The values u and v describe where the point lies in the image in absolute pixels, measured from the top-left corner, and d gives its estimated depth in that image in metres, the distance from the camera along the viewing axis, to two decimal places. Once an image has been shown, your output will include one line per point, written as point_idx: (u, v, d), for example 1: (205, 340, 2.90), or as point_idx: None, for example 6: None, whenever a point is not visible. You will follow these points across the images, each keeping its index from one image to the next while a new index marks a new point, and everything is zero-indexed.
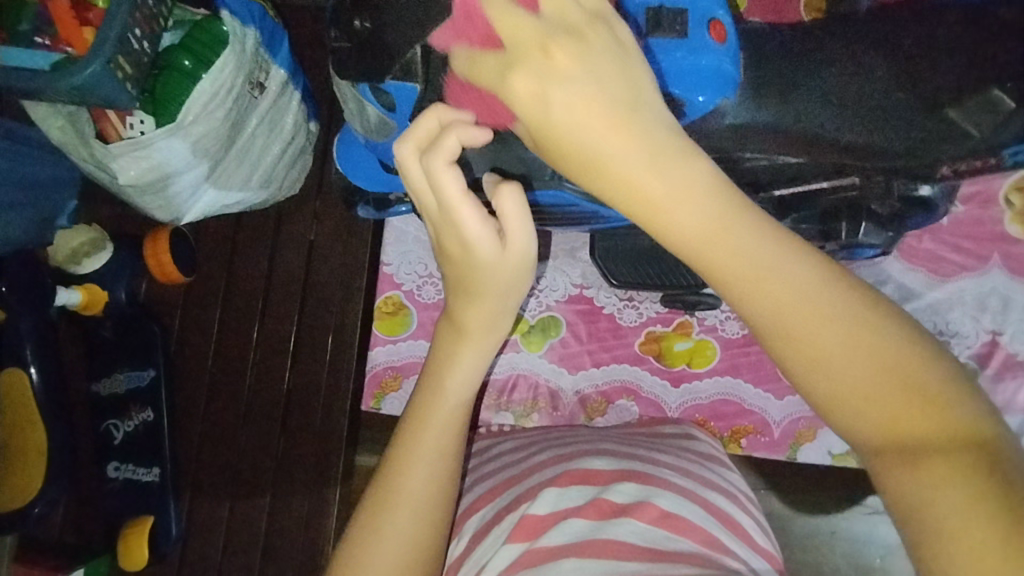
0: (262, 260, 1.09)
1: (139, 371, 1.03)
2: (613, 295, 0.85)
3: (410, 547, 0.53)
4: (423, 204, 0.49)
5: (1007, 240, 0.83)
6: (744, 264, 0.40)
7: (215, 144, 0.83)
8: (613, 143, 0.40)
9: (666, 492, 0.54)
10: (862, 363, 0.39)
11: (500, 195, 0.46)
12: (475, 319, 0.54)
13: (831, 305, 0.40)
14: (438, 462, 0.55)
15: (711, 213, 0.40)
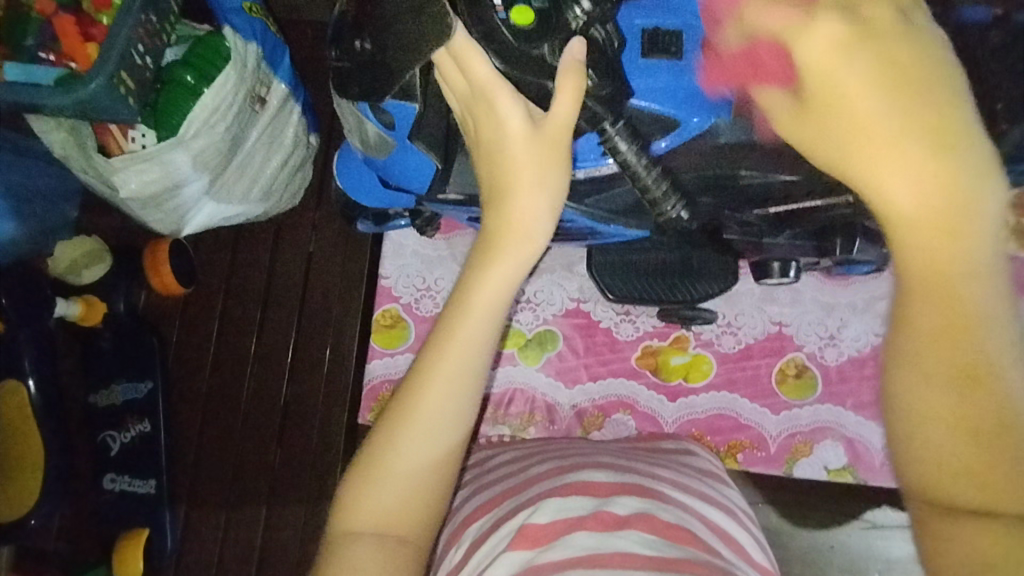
0: (262, 271, 1.09)
1: (136, 383, 1.04)
2: (610, 310, 0.85)
3: (427, 469, 0.51)
4: (455, 88, 0.50)
5: None
6: (929, 182, 0.42)
7: (217, 157, 0.84)
8: (880, 143, 0.43)
9: (663, 505, 0.54)
10: (948, 356, 0.43)
11: (563, 78, 0.46)
12: (515, 214, 0.51)
13: (974, 296, 0.43)
14: (458, 385, 0.51)
15: (942, 201, 0.42)
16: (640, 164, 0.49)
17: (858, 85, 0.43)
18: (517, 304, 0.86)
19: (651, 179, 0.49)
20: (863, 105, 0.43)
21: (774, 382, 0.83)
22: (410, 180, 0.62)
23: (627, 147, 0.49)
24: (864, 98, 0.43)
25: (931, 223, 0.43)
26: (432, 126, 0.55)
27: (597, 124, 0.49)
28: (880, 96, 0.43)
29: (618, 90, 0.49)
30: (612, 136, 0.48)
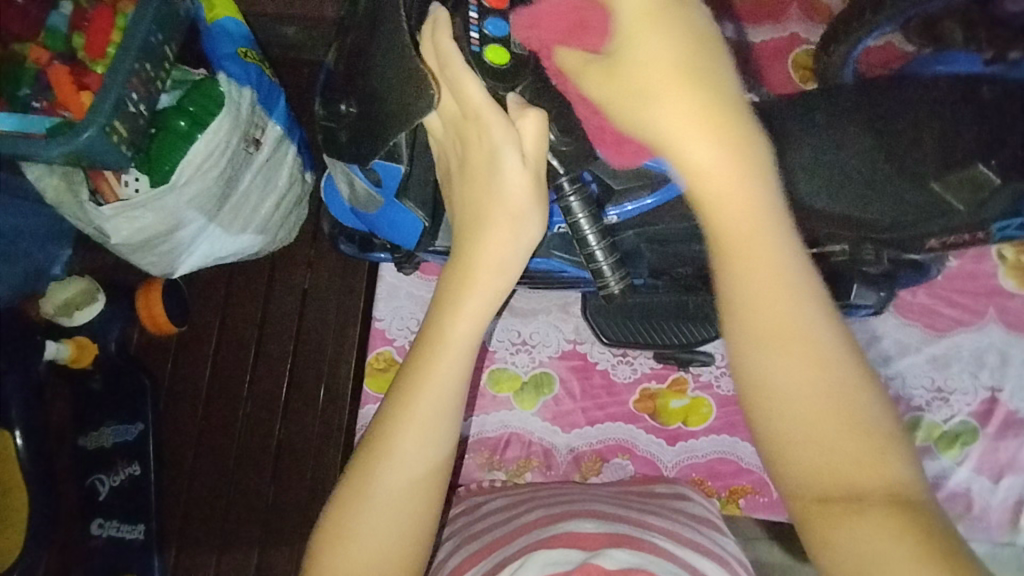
0: (255, 309, 1.09)
1: (127, 425, 1.02)
2: (607, 352, 0.84)
3: (400, 521, 0.49)
4: (446, 113, 0.48)
5: (1002, 294, 0.83)
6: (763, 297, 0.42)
7: (211, 200, 0.84)
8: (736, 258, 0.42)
9: (657, 560, 0.52)
10: (823, 377, 0.41)
11: (523, 117, 0.46)
12: (488, 249, 0.49)
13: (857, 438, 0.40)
14: (435, 425, 0.49)
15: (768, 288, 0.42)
16: (592, 232, 0.48)
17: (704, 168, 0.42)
18: (512, 347, 0.84)
19: (601, 248, 0.48)
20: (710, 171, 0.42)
21: None
22: (398, 233, 0.61)
23: (582, 213, 0.48)
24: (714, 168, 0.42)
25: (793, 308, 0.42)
26: (419, 182, 0.56)
27: (554, 180, 0.49)
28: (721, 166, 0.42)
29: (581, 148, 0.49)
30: (568, 196, 0.48)
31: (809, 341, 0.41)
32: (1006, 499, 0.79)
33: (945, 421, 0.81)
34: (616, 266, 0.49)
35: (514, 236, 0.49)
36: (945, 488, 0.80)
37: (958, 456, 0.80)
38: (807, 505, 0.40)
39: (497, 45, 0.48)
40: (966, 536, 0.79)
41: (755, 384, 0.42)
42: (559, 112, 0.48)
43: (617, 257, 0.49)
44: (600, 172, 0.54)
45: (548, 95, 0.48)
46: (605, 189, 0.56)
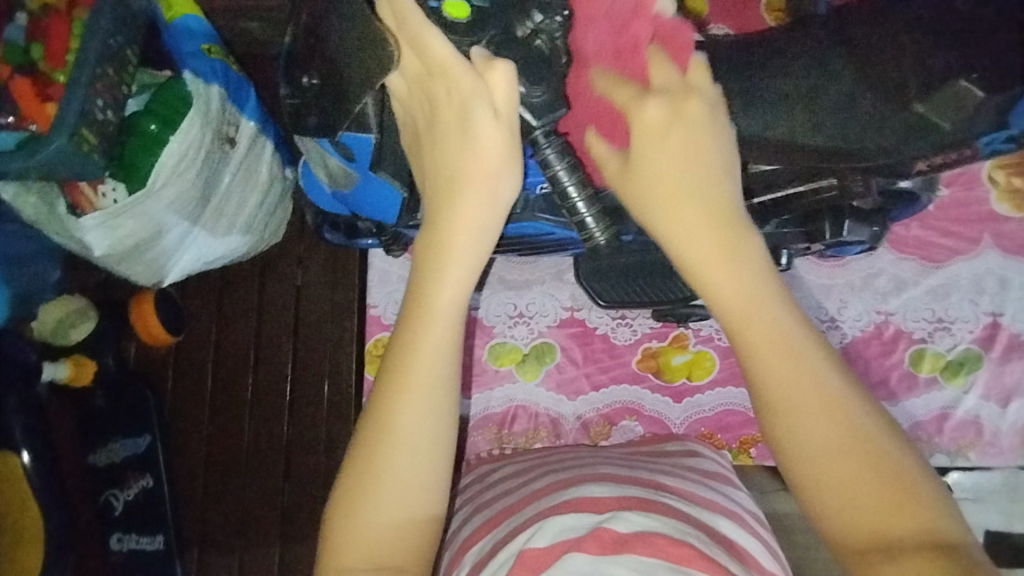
0: (250, 311, 1.08)
1: (135, 438, 1.03)
2: (605, 315, 0.83)
3: (411, 497, 0.49)
4: (408, 69, 0.49)
5: (996, 219, 0.82)
6: (782, 368, 0.45)
7: (191, 203, 0.83)
8: (754, 333, 0.46)
9: (673, 522, 0.51)
10: (847, 435, 0.44)
11: (491, 69, 0.46)
12: (465, 213, 0.50)
13: (892, 487, 0.42)
14: (431, 397, 0.50)
15: (788, 357, 0.45)
16: (572, 183, 0.48)
17: (705, 259, 0.48)
18: (510, 320, 0.84)
19: (583, 200, 0.49)
20: (711, 259, 0.47)
21: None
22: (379, 209, 0.61)
23: (559, 165, 0.48)
24: (713, 255, 0.47)
25: (815, 374, 0.45)
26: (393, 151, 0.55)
27: (529, 134, 0.49)
28: (715, 251, 0.47)
29: (554, 95, 0.48)
30: (544, 149, 0.48)
31: (831, 411, 0.44)
32: (1016, 422, 0.79)
33: (948, 351, 0.81)
34: (600, 217, 0.50)
35: (489, 190, 0.50)
36: (953, 418, 0.80)
37: (964, 384, 0.80)
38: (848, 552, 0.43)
39: (456, 1, 0.48)
40: (979, 462, 0.79)
41: (788, 443, 0.45)
42: (524, 66, 0.48)
43: (599, 207, 0.50)
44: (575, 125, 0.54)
45: (514, 50, 0.48)
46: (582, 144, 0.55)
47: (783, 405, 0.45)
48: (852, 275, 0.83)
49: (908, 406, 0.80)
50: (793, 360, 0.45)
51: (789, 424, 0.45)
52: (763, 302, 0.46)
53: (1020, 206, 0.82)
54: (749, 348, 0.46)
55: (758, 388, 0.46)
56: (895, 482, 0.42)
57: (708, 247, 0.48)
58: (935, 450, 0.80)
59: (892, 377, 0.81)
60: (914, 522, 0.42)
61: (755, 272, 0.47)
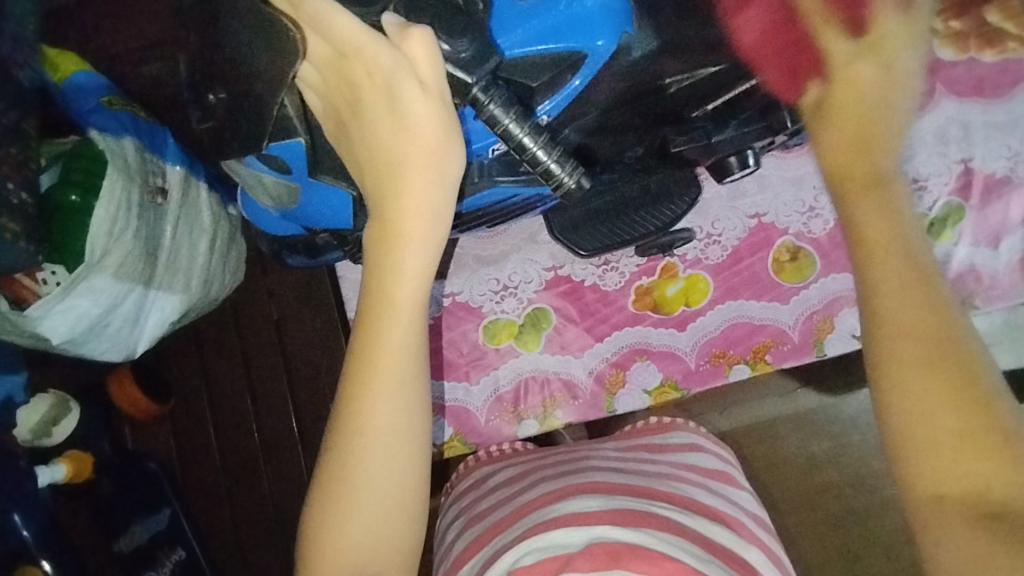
0: (236, 359, 1.06)
1: (153, 517, 0.99)
2: (589, 265, 0.81)
3: (390, 497, 0.50)
4: (320, 54, 0.46)
5: (944, 66, 0.81)
6: (916, 306, 0.45)
7: (138, 265, 0.79)
8: (874, 270, 0.46)
9: (661, 535, 0.55)
10: (955, 379, 0.43)
11: (408, 36, 0.42)
12: (408, 197, 0.48)
13: (992, 424, 0.42)
14: (405, 392, 0.50)
15: (931, 305, 0.45)
16: (524, 133, 0.44)
17: (858, 216, 0.48)
18: (497, 296, 0.81)
19: (542, 148, 0.45)
20: (862, 211, 0.48)
21: (774, 274, 0.80)
22: (329, 216, 0.58)
23: (507, 118, 0.44)
24: (859, 199, 0.49)
25: (939, 324, 0.44)
26: (326, 150, 0.52)
27: (468, 94, 0.44)
28: (868, 200, 0.49)
29: (482, 47, 0.44)
30: (487, 105, 0.44)
31: (960, 372, 0.43)
32: (1011, 260, 0.79)
33: (929, 209, 0.80)
34: (564, 162, 0.46)
35: (433, 168, 0.47)
36: (950, 272, 0.80)
37: (952, 237, 0.80)
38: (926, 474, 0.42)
39: None
40: (984, 308, 0.80)
41: (885, 373, 0.44)
42: (438, 22, 0.43)
43: (561, 151, 0.46)
44: (507, 77, 0.49)
45: (426, 6, 0.44)
46: (522, 89, 0.50)
47: (899, 347, 0.44)
48: None
49: None
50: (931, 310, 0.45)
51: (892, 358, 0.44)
52: (915, 264, 0.46)
53: (962, 49, 0.81)
54: (878, 285, 0.46)
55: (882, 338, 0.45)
56: (999, 440, 0.41)
57: (863, 193, 0.49)
58: None
59: None
60: (995, 457, 0.41)
61: (894, 215, 0.48)
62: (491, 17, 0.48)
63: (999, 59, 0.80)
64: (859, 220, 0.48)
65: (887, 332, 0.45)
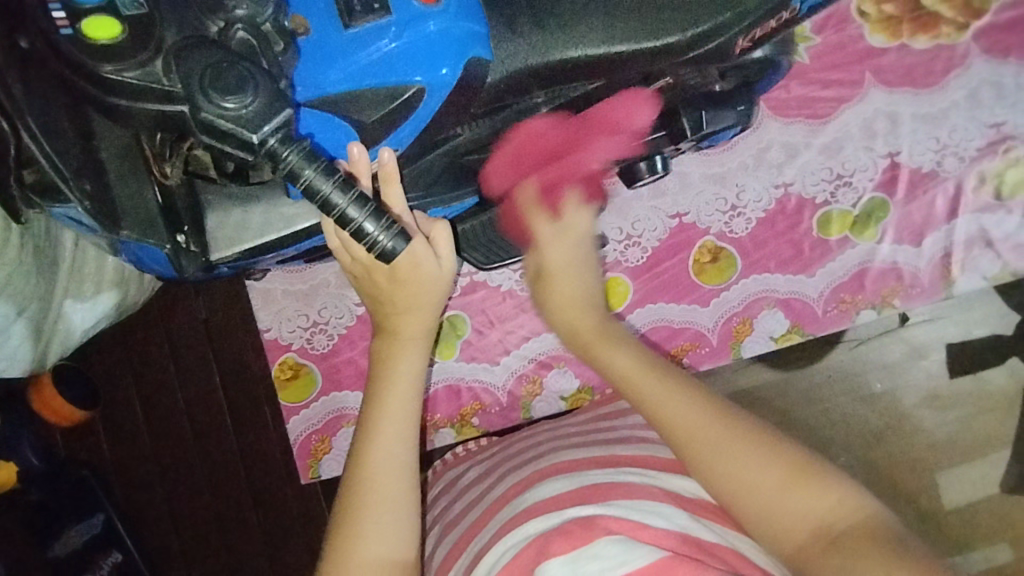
0: (165, 364, 1.01)
1: (88, 521, 0.98)
2: (505, 271, 0.78)
3: (396, 468, 0.53)
4: (361, 259, 0.55)
5: (874, 54, 0.77)
6: (685, 404, 0.52)
7: (31, 278, 0.73)
8: (635, 367, 0.56)
9: (629, 503, 0.50)
10: (747, 450, 0.49)
11: (436, 231, 0.57)
12: (407, 325, 0.58)
13: (787, 475, 0.47)
14: (411, 364, 0.57)
15: (693, 407, 0.52)
16: (329, 186, 0.40)
17: (631, 370, 0.55)
18: None
19: (351, 206, 0.41)
20: (633, 367, 0.56)
21: (693, 275, 0.79)
22: (155, 263, 0.54)
23: (309, 169, 0.40)
24: (628, 359, 0.56)
25: (711, 412, 0.51)
26: (130, 200, 0.48)
27: (260, 148, 0.39)
28: (597, 335, 0.59)
29: (269, 95, 0.39)
30: (284, 155, 0.40)
31: (737, 431, 0.50)
32: (933, 257, 0.78)
33: (854, 206, 0.78)
34: (378, 219, 0.42)
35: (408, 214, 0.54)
36: (872, 270, 0.78)
37: (875, 236, 0.78)
38: (792, 544, 0.45)
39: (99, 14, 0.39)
40: (904, 307, 0.78)
41: (708, 466, 0.49)
42: (213, 73, 0.38)
43: (374, 206, 0.42)
44: (327, 112, 0.47)
45: (203, 52, 0.39)
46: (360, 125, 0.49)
47: (702, 458, 0.49)
48: (743, 155, 0.78)
49: (826, 272, 0.78)
50: (684, 393, 0.53)
51: (708, 463, 0.49)
52: (653, 366, 0.56)
53: (895, 34, 0.77)
54: (652, 401, 0.53)
55: (677, 439, 0.51)
56: (796, 465, 0.48)
57: (627, 358, 0.56)
58: (860, 308, 0.78)
59: (805, 248, 0.78)
60: (819, 498, 0.46)
61: (630, 343, 0.58)
62: (302, 52, 0.45)
63: (931, 45, 0.77)
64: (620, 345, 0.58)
65: (678, 430, 0.51)
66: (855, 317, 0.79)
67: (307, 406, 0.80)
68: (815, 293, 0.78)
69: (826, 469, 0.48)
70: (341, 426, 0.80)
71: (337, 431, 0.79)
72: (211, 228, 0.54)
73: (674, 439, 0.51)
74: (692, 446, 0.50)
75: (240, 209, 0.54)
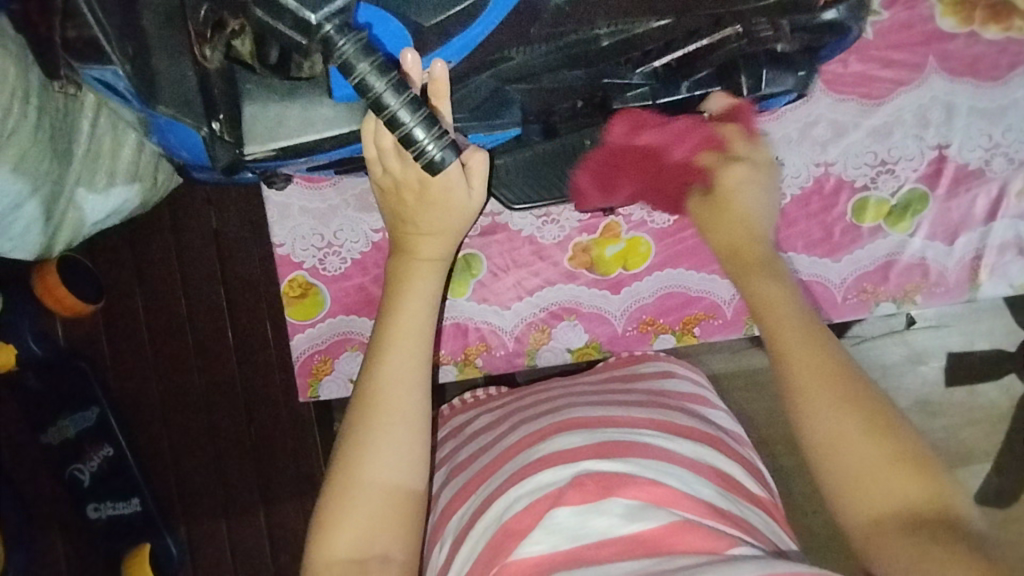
0: (172, 268, 1.00)
1: (82, 412, 0.99)
2: (528, 216, 0.76)
3: (403, 387, 0.52)
4: (394, 175, 0.55)
5: (941, 37, 0.74)
6: (813, 360, 0.51)
7: (46, 158, 0.70)
8: (767, 314, 0.56)
9: (647, 463, 0.51)
10: (865, 424, 0.47)
11: (472, 156, 0.56)
12: (425, 248, 0.58)
13: (890, 457, 0.46)
14: (422, 285, 0.57)
15: (826, 367, 0.50)
16: (382, 86, 0.39)
17: (768, 303, 0.56)
18: None
19: (404, 108, 0.40)
20: (770, 308, 0.56)
21: None
22: (189, 151, 0.53)
23: (363, 62, 0.39)
24: (769, 301, 0.56)
25: (839, 379, 0.50)
26: (167, 81, 0.47)
27: (317, 33, 0.39)
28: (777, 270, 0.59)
29: None
30: (339, 46, 0.39)
31: (864, 401, 0.48)
32: (963, 257, 0.76)
33: (892, 195, 0.76)
34: (429, 126, 0.41)
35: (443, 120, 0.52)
36: (899, 263, 0.77)
37: (909, 228, 0.76)
38: (866, 518, 0.46)
39: None
40: (925, 304, 0.77)
41: (820, 428, 0.48)
42: None
43: (426, 113, 0.41)
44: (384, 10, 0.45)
45: None
46: (414, 29, 0.47)
47: (811, 410, 0.49)
48: (789, 127, 0.75)
49: (852, 259, 0.77)
50: (819, 353, 0.51)
51: (823, 422, 0.48)
52: (795, 318, 0.54)
53: (966, 20, 0.74)
54: (784, 352, 0.52)
55: (795, 389, 0.50)
56: (909, 452, 0.46)
57: (772, 295, 0.57)
58: (881, 299, 0.77)
59: (834, 232, 0.77)
60: (919, 487, 0.45)
61: (792, 293, 0.57)
62: None
63: (1002, 36, 0.74)
64: (767, 282, 0.58)
65: (796, 382, 0.51)
66: (874, 308, 0.77)
67: (314, 325, 0.79)
68: (838, 279, 0.77)
69: (937, 469, 0.46)
70: (344, 349, 0.80)
71: (340, 353, 0.79)
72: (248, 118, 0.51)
73: (792, 391, 0.51)
74: (809, 399, 0.49)
75: (277, 105, 0.50)
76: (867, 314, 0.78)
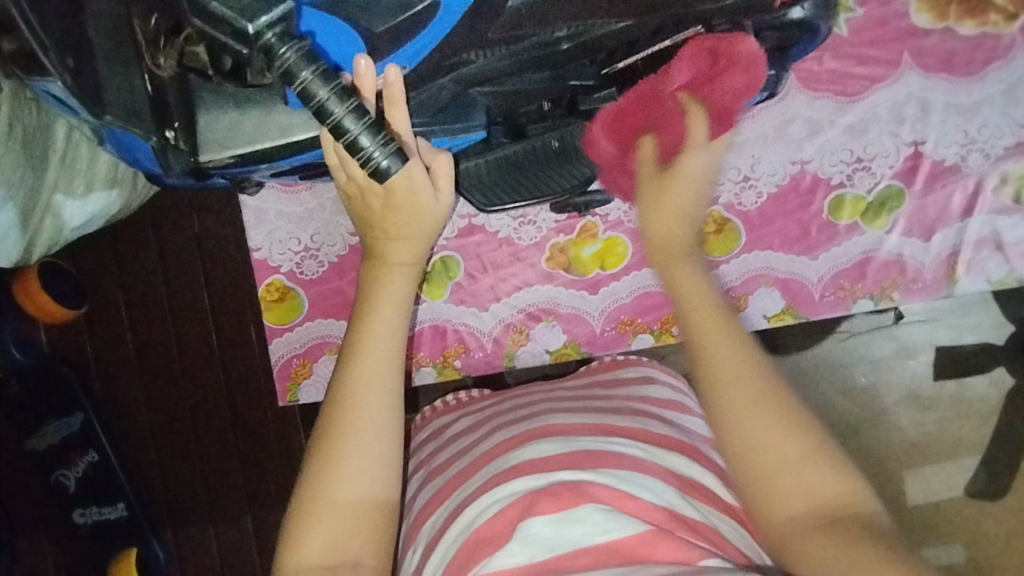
0: (154, 274, 1.00)
1: (66, 419, 0.98)
2: (505, 217, 0.76)
3: (377, 397, 0.52)
4: (357, 180, 0.54)
5: (916, 34, 0.74)
6: (737, 361, 0.52)
7: (24, 166, 0.70)
8: (695, 306, 0.56)
9: (621, 474, 0.50)
10: (779, 424, 0.49)
11: (436, 159, 0.56)
12: (395, 254, 0.58)
13: (802, 464, 0.48)
14: (394, 292, 0.57)
15: (746, 369, 0.52)
16: (326, 92, 0.40)
17: (686, 288, 0.57)
18: None
19: (349, 115, 0.41)
20: (693, 298, 0.56)
21: None
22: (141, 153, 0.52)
23: (306, 70, 0.40)
24: (692, 290, 0.57)
25: (760, 382, 0.51)
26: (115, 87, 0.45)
27: (257, 38, 0.39)
28: (690, 268, 0.59)
29: None
30: (281, 52, 0.40)
31: (775, 404, 0.50)
32: (940, 253, 0.76)
33: (868, 192, 0.76)
34: (374, 133, 0.43)
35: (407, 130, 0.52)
36: (877, 260, 0.76)
37: (885, 225, 0.76)
38: (789, 516, 0.47)
39: None
40: (902, 300, 0.77)
41: (738, 428, 0.50)
42: None
43: (370, 120, 0.42)
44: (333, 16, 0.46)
45: None
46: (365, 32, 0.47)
47: (729, 407, 0.51)
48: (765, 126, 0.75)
49: (829, 256, 0.77)
50: (742, 350, 0.53)
51: (740, 420, 0.50)
52: (719, 317, 0.55)
53: (941, 16, 0.73)
54: (708, 350, 0.53)
55: (716, 386, 0.52)
56: (821, 447, 0.49)
57: (694, 282, 0.57)
58: (858, 296, 0.77)
59: (812, 229, 0.76)
60: (831, 486, 0.47)
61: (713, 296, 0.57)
62: None
63: (977, 31, 0.73)
64: (687, 269, 0.58)
65: (723, 378, 0.52)
66: (851, 305, 0.77)
67: (292, 330, 0.79)
68: (815, 276, 0.77)
69: (845, 464, 0.48)
70: (323, 353, 0.80)
71: (318, 357, 0.79)
72: (202, 125, 0.52)
73: (711, 386, 0.52)
74: (722, 387, 0.51)
75: (232, 111, 0.52)
76: (845, 312, 0.78)
